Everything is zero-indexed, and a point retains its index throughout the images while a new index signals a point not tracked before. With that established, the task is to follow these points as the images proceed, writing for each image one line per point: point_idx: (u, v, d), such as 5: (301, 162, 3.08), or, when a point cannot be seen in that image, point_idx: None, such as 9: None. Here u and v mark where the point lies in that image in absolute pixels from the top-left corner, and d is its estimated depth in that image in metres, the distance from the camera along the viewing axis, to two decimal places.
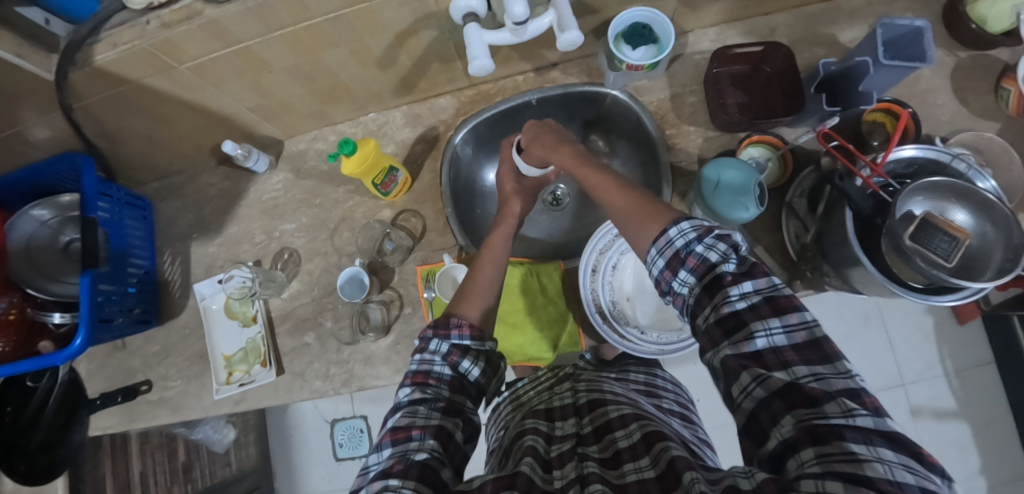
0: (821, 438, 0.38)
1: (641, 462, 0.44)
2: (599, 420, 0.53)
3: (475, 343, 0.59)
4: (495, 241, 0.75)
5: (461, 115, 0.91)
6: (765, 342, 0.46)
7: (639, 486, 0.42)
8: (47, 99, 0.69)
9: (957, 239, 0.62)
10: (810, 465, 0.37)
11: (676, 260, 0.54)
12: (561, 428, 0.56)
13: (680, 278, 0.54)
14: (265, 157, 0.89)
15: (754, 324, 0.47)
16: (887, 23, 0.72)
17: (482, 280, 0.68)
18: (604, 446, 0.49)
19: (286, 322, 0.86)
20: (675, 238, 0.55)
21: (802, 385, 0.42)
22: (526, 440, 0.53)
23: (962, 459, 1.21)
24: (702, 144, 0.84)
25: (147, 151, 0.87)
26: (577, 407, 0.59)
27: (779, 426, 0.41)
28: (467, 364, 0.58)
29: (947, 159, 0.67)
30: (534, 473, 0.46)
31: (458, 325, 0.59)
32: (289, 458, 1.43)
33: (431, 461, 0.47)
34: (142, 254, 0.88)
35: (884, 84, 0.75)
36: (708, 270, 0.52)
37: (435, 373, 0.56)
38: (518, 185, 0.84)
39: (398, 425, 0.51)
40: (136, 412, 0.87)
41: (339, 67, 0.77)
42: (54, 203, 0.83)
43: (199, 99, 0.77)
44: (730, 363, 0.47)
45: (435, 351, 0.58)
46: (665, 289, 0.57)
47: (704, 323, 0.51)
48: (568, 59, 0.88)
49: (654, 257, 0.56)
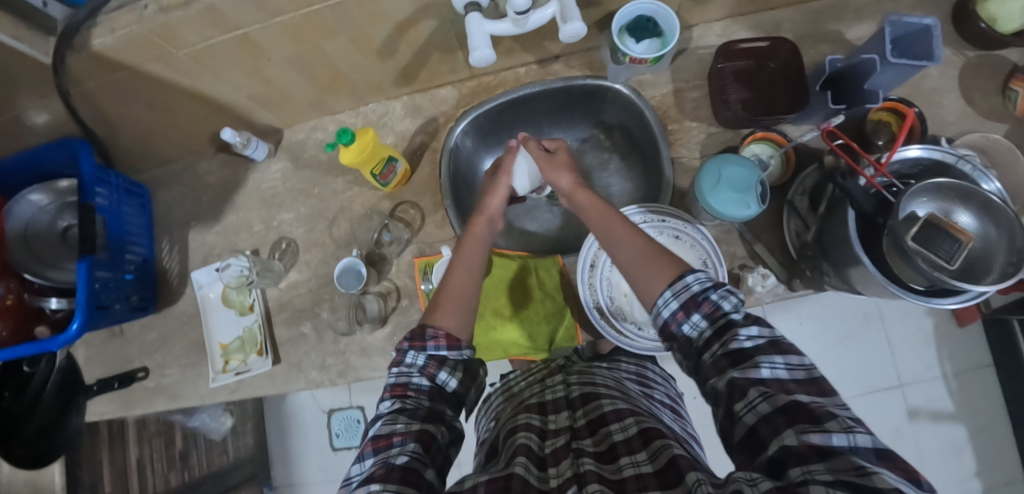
0: (829, 454, 0.37)
1: (638, 456, 0.44)
2: (593, 413, 0.53)
3: (453, 353, 0.58)
4: (469, 245, 0.71)
5: (462, 106, 0.90)
6: (770, 372, 0.45)
7: (637, 480, 0.41)
8: (45, 83, 0.68)
9: (960, 241, 0.60)
10: (819, 473, 0.36)
11: (692, 303, 0.52)
12: (554, 422, 0.55)
13: (692, 321, 0.52)
14: (264, 145, 0.89)
15: (759, 356, 0.46)
16: (895, 20, 0.70)
17: (455, 289, 0.65)
18: (598, 440, 0.48)
19: (284, 311, 0.86)
20: (692, 283, 0.53)
21: (807, 404, 0.42)
22: (518, 439, 0.50)
23: (958, 463, 1.21)
24: (704, 140, 0.83)
25: (147, 138, 0.86)
26: (571, 401, 0.58)
27: (779, 438, 0.40)
28: (443, 376, 0.57)
29: (952, 160, 0.67)
30: (529, 474, 0.44)
31: (434, 336, 0.58)
32: (286, 446, 1.44)
33: (412, 464, 0.46)
34: (140, 241, 0.88)
35: (891, 83, 0.74)
36: (721, 316, 0.50)
37: (413, 384, 0.55)
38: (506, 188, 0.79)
39: (380, 433, 0.50)
40: (133, 399, 0.87)
41: (340, 56, 0.76)
42: (52, 187, 0.82)
43: (198, 86, 0.76)
44: (736, 383, 0.45)
45: (411, 364, 0.57)
46: (673, 333, 0.53)
47: (709, 358, 0.49)
48: (571, 52, 0.87)
49: (668, 298, 0.54)
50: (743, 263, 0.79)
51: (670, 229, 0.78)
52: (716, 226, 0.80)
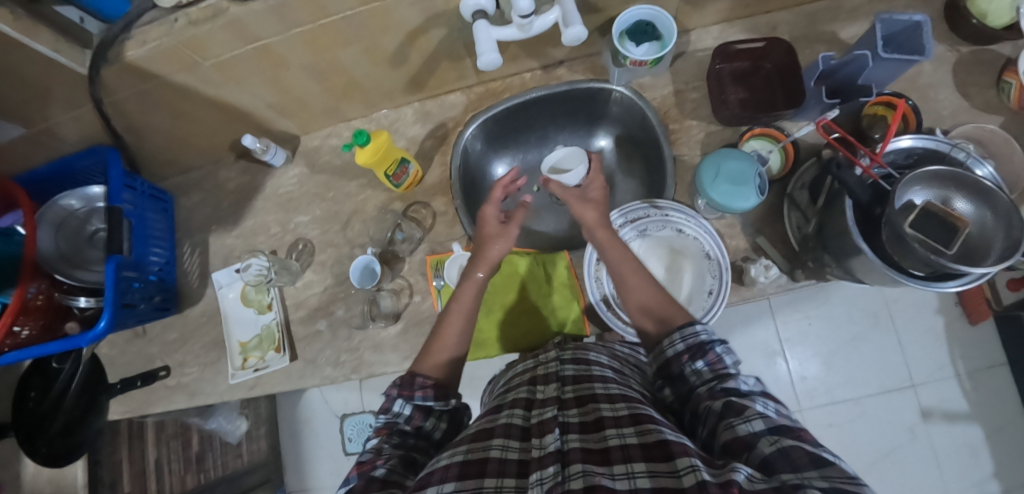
0: (824, 463, 0.36)
1: (625, 430, 0.45)
2: (583, 391, 0.54)
3: (439, 403, 0.59)
4: (464, 290, 0.73)
5: (470, 111, 0.93)
6: (763, 408, 0.46)
7: (622, 450, 0.42)
8: (81, 94, 0.73)
9: (957, 228, 0.63)
10: (813, 480, 0.34)
11: (698, 349, 0.55)
12: (542, 392, 0.57)
13: (695, 365, 0.55)
14: (282, 152, 0.93)
15: (754, 395, 0.48)
16: (886, 18, 0.73)
17: (446, 341, 0.67)
18: (585, 412, 0.50)
19: (300, 309, 0.89)
20: (701, 332, 0.57)
21: (798, 429, 0.42)
22: (502, 419, 0.52)
23: (975, 463, 1.19)
24: (704, 138, 0.85)
25: (171, 147, 0.91)
26: (562, 376, 0.60)
27: (775, 442, 0.40)
28: (429, 426, 0.57)
29: (945, 148, 0.69)
30: (507, 453, 0.45)
31: (423, 385, 0.59)
32: (299, 452, 1.45)
33: (392, 477, 0.47)
34: (164, 245, 0.92)
35: (884, 78, 0.78)
36: (722, 367, 0.53)
37: (400, 431, 0.55)
38: (500, 229, 0.79)
39: (363, 459, 0.51)
40: (154, 397, 0.90)
41: (353, 64, 0.80)
42: (82, 193, 0.86)
43: (221, 95, 0.81)
44: (732, 405, 0.47)
45: (397, 414, 0.56)
46: (677, 372, 0.56)
47: (705, 390, 0.51)
48: (574, 57, 0.90)
49: (677, 339, 0.58)
50: (746, 255, 0.81)
51: (672, 223, 0.81)
52: (719, 220, 0.82)
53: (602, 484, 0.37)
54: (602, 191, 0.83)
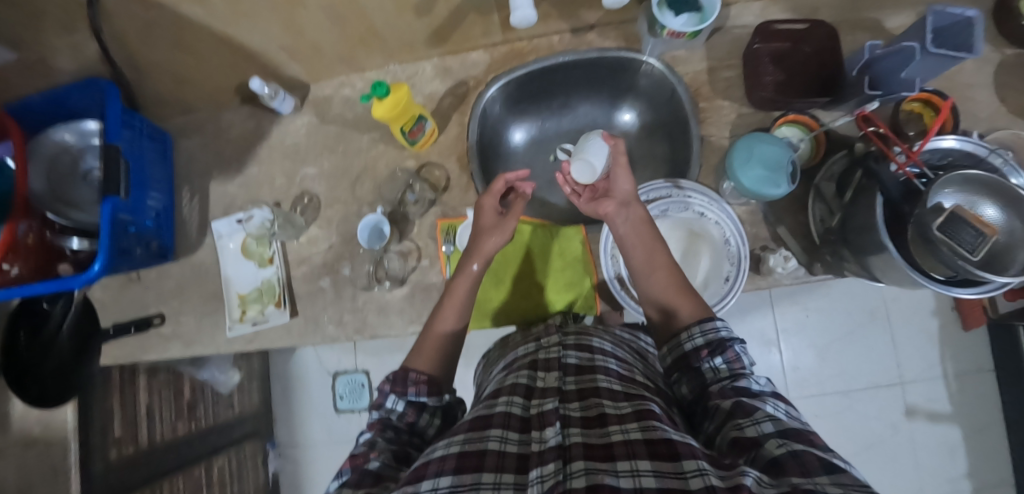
0: (836, 468, 0.34)
1: (629, 426, 0.42)
2: (586, 383, 0.51)
3: (433, 400, 0.56)
4: (458, 283, 0.69)
5: (492, 71, 0.89)
6: (773, 410, 0.45)
7: (625, 446, 0.39)
8: (79, 19, 0.67)
9: (984, 234, 0.59)
10: (826, 486, 0.32)
11: (717, 345, 0.54)
12: (543, 380, 0.55)
13: (713, 362, 0.53)
14: (291, 99, 0.88)
15: (766, 396, 0.47)
16: (938, 10, 0.69)
17: (439, 329, 0.65)
18: (586, 406, 0.47)
19: (302, 265, 0.86)
20: (721, 328, 0.56)
21: (809, 433, 0.40)
22: (500, 407, 0.49)
23: (950, 461, 1.23)
24: (734, 120, 0.82)
25: (173, 86, 0.86)
26: (564, 364, 0.57)
27: (783, 444, 0.38)
28: (422, 423, 0.54)
29: (983, 152, 0.67)
30: (506, 446, 0.42)
31: (416, 382, 0.56)
32: (290, 406, 1.45)
33: (384, 471, 0.44)
34: (163, 188, 0.88)
35: (926, 75, 0.71)
36: (740, 368, 0.52)
37: (393, 427, 0.52)
38: (496, 222, 0.74)
39: (356, 451, 0.48)
40: (148, 344, 0.88)
41: (374, 11, 0.74)
42: (77, 128, 0.81)
43: (230, 33, 0.75)
44: (743, 406, 0.45)
45: (390, 410, 0.53)
46: (695, 365, 0.55)
47: (717, 387, 0.50)
48: (607, 22, 0.86)
49: (695, 334, 0.57)
50: (764, 244, 0.80)
51: (694, 206, 0.79)
52: (741, 205, 0.80)
53: (606, 483, 0.35)
54: (626, 156, 0.75)
